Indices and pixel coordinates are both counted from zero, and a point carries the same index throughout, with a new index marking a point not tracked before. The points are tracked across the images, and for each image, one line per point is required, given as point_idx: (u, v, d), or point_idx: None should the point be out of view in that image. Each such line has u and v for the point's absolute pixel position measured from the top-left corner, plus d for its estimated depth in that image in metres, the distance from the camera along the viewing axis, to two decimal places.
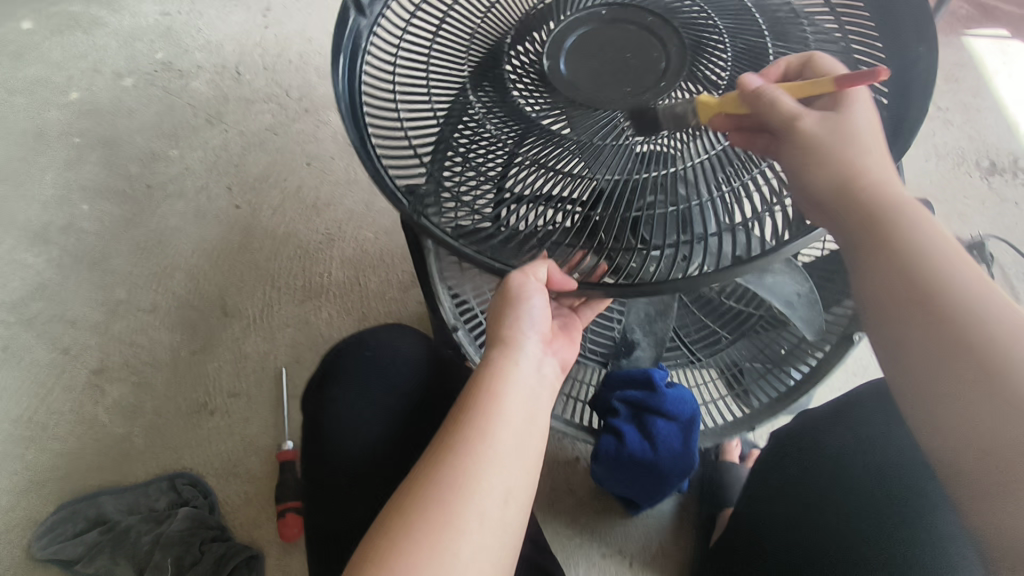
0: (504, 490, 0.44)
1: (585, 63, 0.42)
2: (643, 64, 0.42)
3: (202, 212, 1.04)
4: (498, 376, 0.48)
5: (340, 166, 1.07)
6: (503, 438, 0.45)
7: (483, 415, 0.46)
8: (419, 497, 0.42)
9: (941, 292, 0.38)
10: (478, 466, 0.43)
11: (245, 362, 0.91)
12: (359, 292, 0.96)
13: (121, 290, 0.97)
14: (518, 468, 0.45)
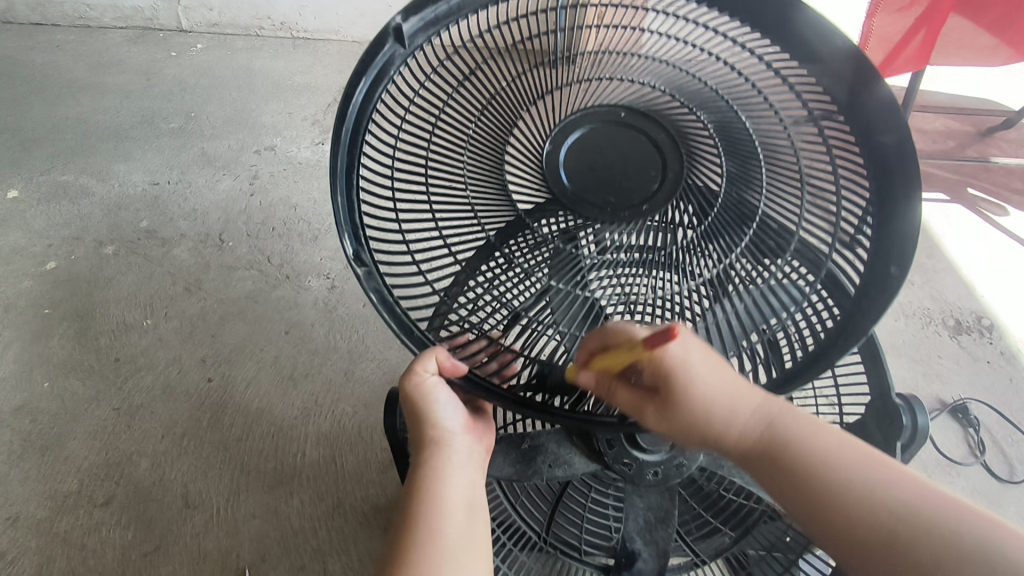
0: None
1: (583, 179, 0.41)
2: (638, 175, 0.41)
3: (171, 387, 0.99)
4: (432, 473, 0.49)
5: (320, 334, 1.05)
6: (452, 528, 0.47)
7: (427, 519, 0.47)
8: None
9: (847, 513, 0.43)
10: (434, 557, 0.46)
11: (203, 564, 0.82)
12: (335, 473, 0.90)
13: (74, 480, 0.90)
14: (466, 551, 0.47)
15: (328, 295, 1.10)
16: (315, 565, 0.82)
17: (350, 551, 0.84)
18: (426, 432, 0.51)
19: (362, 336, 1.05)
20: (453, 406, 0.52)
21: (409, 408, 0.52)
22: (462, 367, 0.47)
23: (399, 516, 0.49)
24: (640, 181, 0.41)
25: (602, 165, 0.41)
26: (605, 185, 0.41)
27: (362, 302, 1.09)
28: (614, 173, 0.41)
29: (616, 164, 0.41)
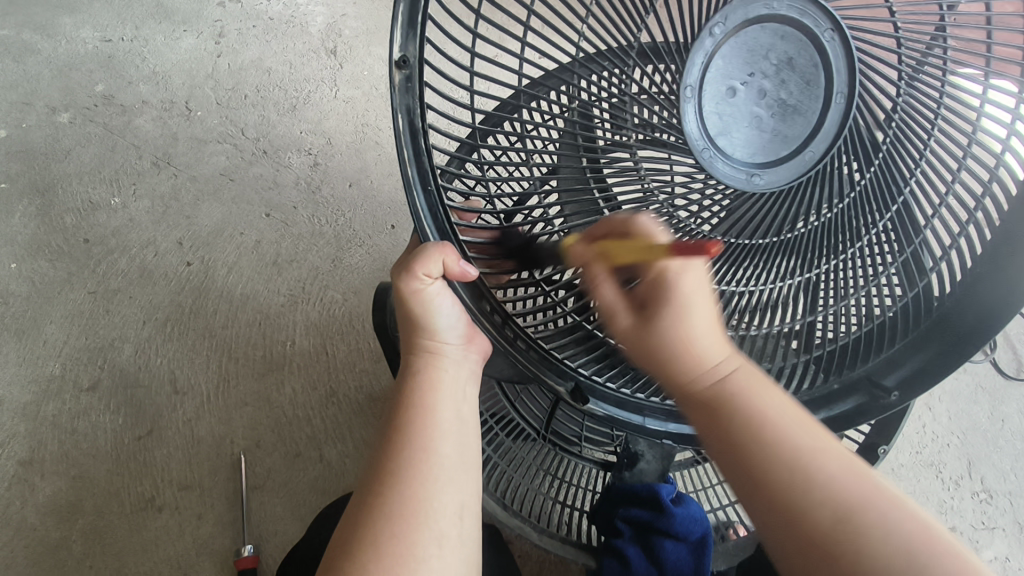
0: (455, 505, 0.42)
1: (727, 107, 0.34)
2: (780, 129, 0.35)
3: (148, 271, 0.93)
4: (422, 390, 0.44)
5: (304, 217, 0.97)
6: (443, 453, 0.43)
7: (420, 435, 0.43)
8: (366, 534, 0.40)
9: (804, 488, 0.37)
10: (424, 473, 0.42)
11: (198, 448, 0.81)
12: (326, 362, 0.87)
13: (56, 365, 0.87)
14: (456, 478, 0.43)
15: (311, 174, 1.00)
16: (310, 452, 0.82)
17: (344, 439, 0.83)
18: (420, 340, 0.45)
19: (349, 220, 0.97)
20: (454, 311, 0.44)
21: (403, 310, 0.45)
22: (472, 272, 0.39)
23: (386, 431, 0.45)
24: (779, 136, 0.35)
25: (751, 93, 0.34)
26: (749, 136, 0.35)
27: (348, 182, 0.99)
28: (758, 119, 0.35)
29: (764, 109, 0.35)
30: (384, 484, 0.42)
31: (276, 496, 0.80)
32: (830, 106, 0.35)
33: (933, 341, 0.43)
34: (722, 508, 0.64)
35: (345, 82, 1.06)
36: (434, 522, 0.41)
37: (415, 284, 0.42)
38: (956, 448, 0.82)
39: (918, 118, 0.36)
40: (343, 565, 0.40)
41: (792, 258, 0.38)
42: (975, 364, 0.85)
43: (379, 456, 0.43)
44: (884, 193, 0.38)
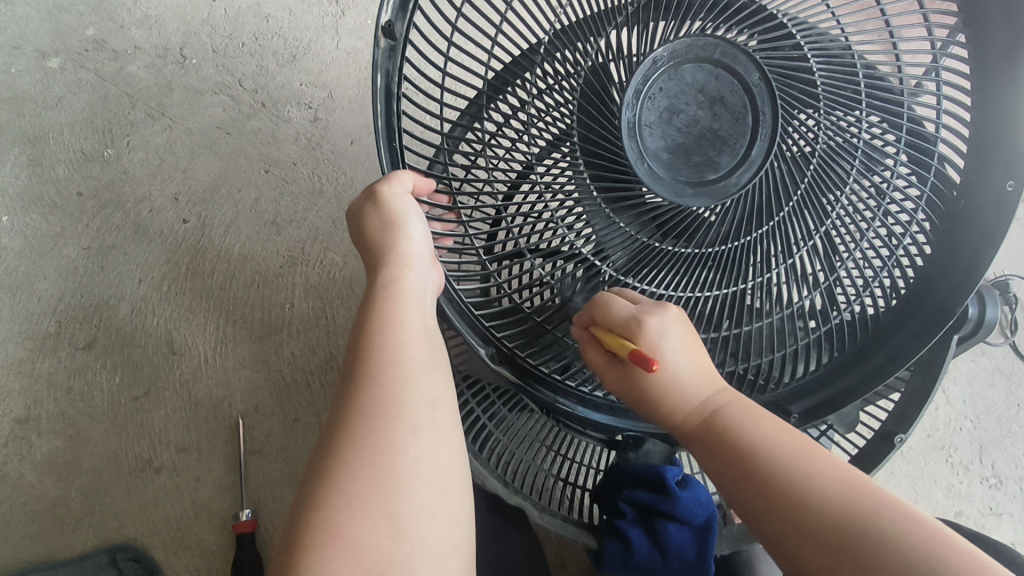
0: (432, 399, 0.38)
1: (664, 131, 0.42)
2: (720, 149, 0.43)
3: (143, 228, 0.90)
4: (387, 294, 0.40)
5: (304, 175, 0.93)
6: (412, 353, 0.39)
7: (384, 336, 0.39)
8: (335, 452, 0.35)
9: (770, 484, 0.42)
10: (396, 372, 0.38)
11: (195, 410, 0.80)
12: (326, 326, 0.85)
13: (51, 322, 0.85)
14: (423, 373, 0.38)
15: (311, 130, 0.96)
16: (309, 417, 0.81)
17: None
18: (381, 247, 0.41)
19: (350, 179, 0.93)
20: (423, 224, 0.41)
21: (359, 232, 0.43)
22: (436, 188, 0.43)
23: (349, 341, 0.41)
24: (711, 155, 0.42)
25: (686, 120, 0.43)
26: (687, 154, 0.42)
27: (350, 140, 0.95)
28: (698, 138, 0.43)
29: (706, 130, 0.43)
30: (353, 399, 0.37)
31: (274, 461, 0.78)
32: (758, 140, 0.42)
33: (892, 334, 0.49)
34: (731, 488, 0.62)
35: (348, 31, 1.00)
36: (410, 418, 0.36)
37: (380, 200, 0.40)
38: (969, 432, 0.80)
39: (848, 143, 0.42)
40: (317, 480, 0.35)
41: (712, 270, 0.45)
42: (996, 347, 0.82)
43: (342, 386, 0.38)
44: (826, 205, 0.43)
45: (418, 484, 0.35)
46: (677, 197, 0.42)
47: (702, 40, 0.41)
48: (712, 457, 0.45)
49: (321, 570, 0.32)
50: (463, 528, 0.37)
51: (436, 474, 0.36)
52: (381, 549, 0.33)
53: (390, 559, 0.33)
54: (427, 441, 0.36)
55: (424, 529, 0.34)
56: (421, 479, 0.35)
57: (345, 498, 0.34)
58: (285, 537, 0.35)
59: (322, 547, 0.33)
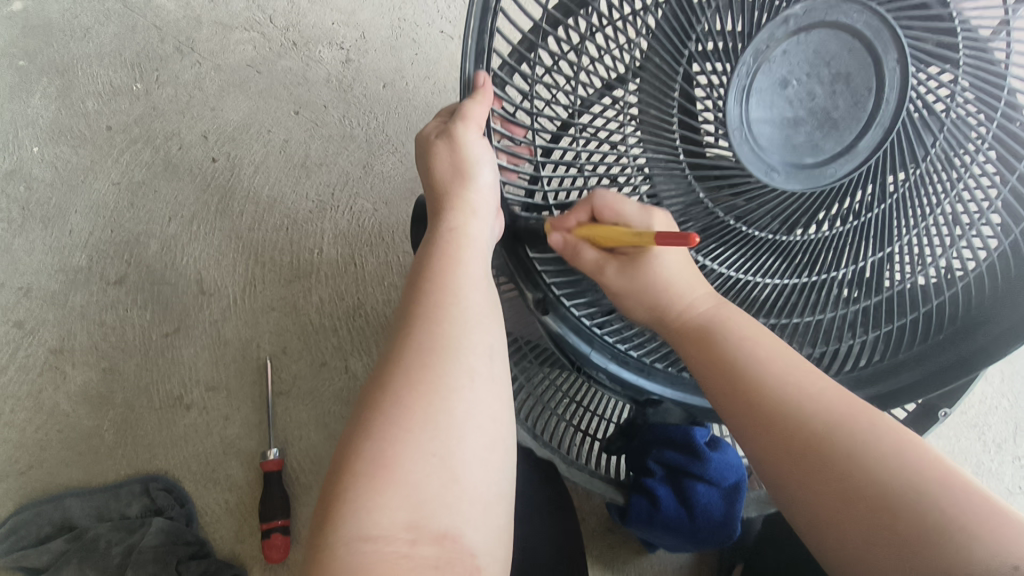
0: (489, 347, 0.38)
1: (773, 101, 0.40)
2: (829, 127, 0.40)
3: (173, 165, 0.89)
4: (450, 240, 0.40)
5: (334, 118, 0.91)
6: (471, 300, 0.38)
7: (444, 280, 0.38)
8: (390, 387, 0.35)
9: (759, 378, 0.43)
10: (456, 319, 0.37)
11: (224, 349, 0.81)
12: (354, 273, 0.84)
13: (82, 256, 0.85)
14: (480, 319, 0.38)
15: (342, 71, 0.93)
16: (336, 362, 0.81)
17: (372, 351, 0.82)
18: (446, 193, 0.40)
19: (381, 124, 0.91)
20: (492, 174, 0.41)
21: (426, 172, 0.43)
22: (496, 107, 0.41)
23: (407, 284, 0.40)
24: (818, 136, 0.40)
25: (801, 92, 0.40)
26: (795, 129, 0.40)
27: (383, 83, 0.92)
28: (809, 113, 0.40)
29: (822, 106, 0.40)
30: (411, 337, 0.36)
31: (302, 403, 0.79)
32: (868, 129, 0.40)
33: (935, 359, 0.46)
34: (759, 454, 0.61)
35: None
36: (468, 362, 0.36)
37: (451, 141, 0.39)
38: (1004, 411, 0.80)
39: (954, 135, 0.39)
40: (369, 412, 0.34)
41: (777, 257, 0.43)
42: None
43: (399, 324, 0.38)
44: (914, 202, 0.41)
45: (470, 428, 0.34)
46: (764, 175, 0.40)
47: (850, 5, 0.38)
48: (697, 348, 0.45)
49: (368, 500, 0.32)
50: (508, 479, 0.36)
51: (487, 421, 0.35)
52: (429, 486, 0.32)
53: (440, 492, 0.33)
54: (482, 391, 0.36)
55: (472, 471, 0.34)
56: (474, 425, 0.35)
57: (398, 436, 0.33)
58: (333, 467, 0.34)
59: (372, 477, 0.32)
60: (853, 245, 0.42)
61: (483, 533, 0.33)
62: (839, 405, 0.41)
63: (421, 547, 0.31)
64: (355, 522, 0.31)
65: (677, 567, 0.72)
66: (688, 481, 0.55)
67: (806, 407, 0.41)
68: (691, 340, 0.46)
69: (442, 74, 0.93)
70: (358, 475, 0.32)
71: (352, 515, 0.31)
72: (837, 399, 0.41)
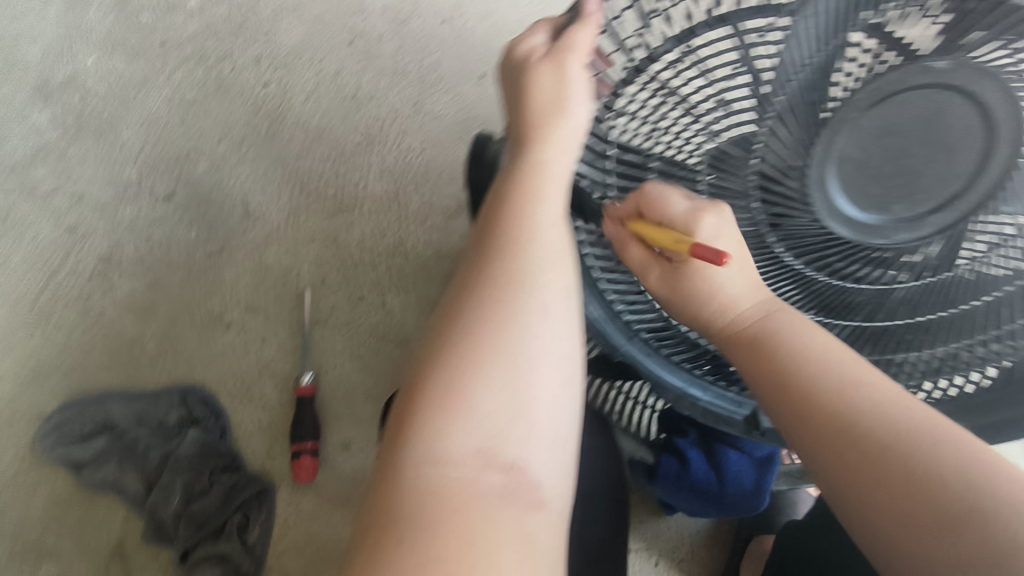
0: (564, 286, 0.36)
1: (856, 153, 0.42)
2: (907, 185, 0.42)
3: (224, 85, 0.89)
4: (531, 174, 0.37)
5: (388, 51, 0.89)
6: (550, 234, 0.36)
7: (523, 212, 0.36)
8: (463, 320, 0.34)
9: (795, 375, 0.40)
10: (534, 253, 0.35)
11: (265, 275, 0.82)
12: (397, 211, 0.84)
13: (133, 170, 0.86)
14: (559, 259, 0.36)
15: (400, 4, 0.90)
16: (373, 298, 0.81)
17: (409, 290, 0.82)
18: (531, 120, 0.38)
19: (436, 62, 0.89)
20: (584, 109, 0.38)
21: (508, 97, 0.40)
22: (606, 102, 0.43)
23: (483, 214, 0.38)
24: (891, 195, 0.42)
25: (897, 147, 0.41)
26: (875, 181, 0.42)
27: (441, 19, 0.90)
28: (895, 168, 0.42)
29: (911, 167, 0.42)
30: (486, 270, 0.35)
31: (337, 334, 0.80)
32: (941, 208, 0.42)
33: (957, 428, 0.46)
34: None
35: None
36: (539, 297, 0.35)
37: (545, 78, 0.37)
38: None
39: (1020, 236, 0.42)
40: (441, 344, 0.34)
41: (797, 290, 0.47)
42: None
43: (473, 256, 0.37)
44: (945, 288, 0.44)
45: (540, 363, 0.34)
46: (825, 220, 0.43)
47: (987, 81, 0.39)
48: (747, 353, 0.42)
49: (437, 428, 0.32)
50: (575, 418, 0.35)
51: (559, 358, 0.34)
52: (500, 418, 0.32)
53: (508, 424, 0.32)
54: (554, 326, 0.35)
55: (541, 410, 0.33)
56: (545, 360, 0.34)
57: (472, 371, 0.33)
58: (403, 389, 0.34)
59: (442, 404, 0.32)
60: (867, 308, 0.46)
61: (552, 466, 0.33)
62: (879, 389, 0.39)
63: (488, 478, 0.31)
64: (424, 447, 0.31)
65: (693, 531, 0.72)
66: (720, 449, 0.55)
67: (842, 393, 0.39)
68: (752, 350, 0.42)
69: (502, 15, 0.90)
70: (426, 404, 0.32)
71: (422, 442, 0.32)
72: (870, 386, 0.39)
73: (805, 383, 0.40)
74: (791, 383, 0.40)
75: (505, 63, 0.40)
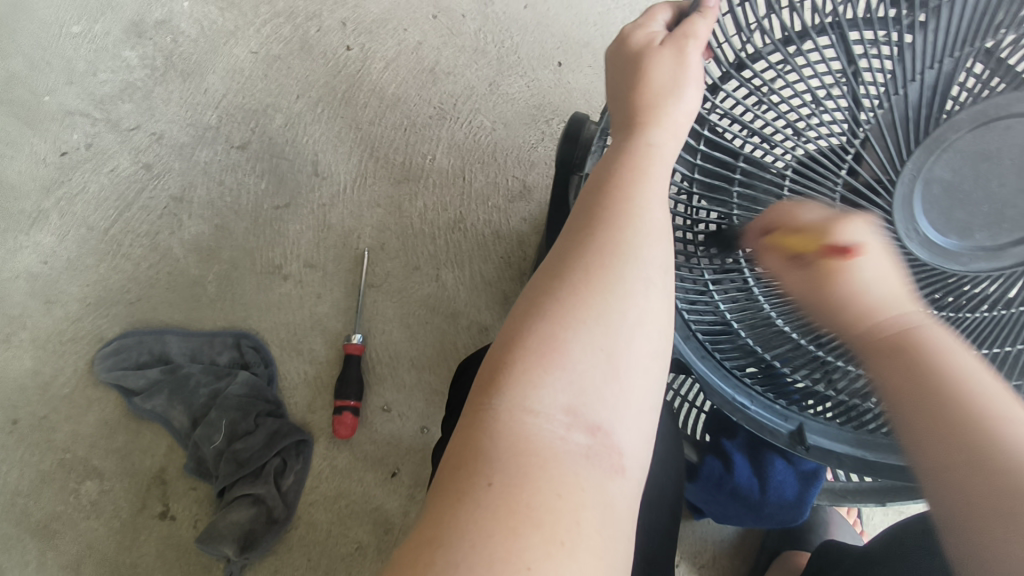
0: (664, 263, 0.37)
1: (951, 170, 0.36)
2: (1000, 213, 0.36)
3: (309, 45, 0.91)
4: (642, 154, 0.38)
5: (471, 29, 0.90)
6: (655, 213, 0.37)
7: (631, 189, 0.37)
8: (566, 285, 0.36)
9: (949, 398, 0.36)
10: (639, 227, 0.37)
11: (327, 233, 0.84)
12: (461, 187, 0.85)
13: (213, 116, 0.88)
14: (655, 242, 0.37)
15: None
16: (428, 268, 0.82)
17: (463, 265, 0.83)
18: (646, 102, 0.39)
19: (517, 45, 0.89)
20: (696, 98, 0.39)
21: (619, 79, 0.41)
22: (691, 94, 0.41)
23: (588, 184, 0.40)
24: (979, 220, 0.37)
25: (1001, 171, 0.36)
26: (964, 204, 0.37)
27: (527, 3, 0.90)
28: (992, 193, 0.37)
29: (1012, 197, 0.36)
30: (591, 240, 0.37)
31: (389, 299, 0.82)
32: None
33: None
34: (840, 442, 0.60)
35: None
36: (641, 270, 0.36)
37: (663, 60, 0.39)
38: None
39: None
40: (542, 305, 0.35)
41: None
42: None
43: (576, 226, 0.38)
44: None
45: (635, 333, 0.35)
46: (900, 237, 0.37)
47: None
48: (889, 370, 0.38)
49: (533, 382, 0.33)
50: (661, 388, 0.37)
51: (653, 331, 0.36)
52: (592, 378, 0.34)
53: (600, 385, 0.34)
54: (652, 299, 0.36)
55: (633, 375, 0.35)
56: (639, 330, 0.35)
57: (571, 332, 0.34)
58: (500, 340, 0.36)
59: (538, 360, 0.34)
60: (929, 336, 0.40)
61: (633, 432, 0.34)
62: None
63: (576, 433, 0.33)
64: (518, 396, 0.33)
65: (720, 540, 0.72)
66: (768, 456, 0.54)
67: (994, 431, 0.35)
68: (891, 363, 0.38)
69: (588, 5, 0.90)
70: (523, 359, 0.34)
71: (517, 394, 0.33)
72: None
73: (959, 411, 0.36)
74: (939, 411, 0.36)
75: (619, 47, 0.41)
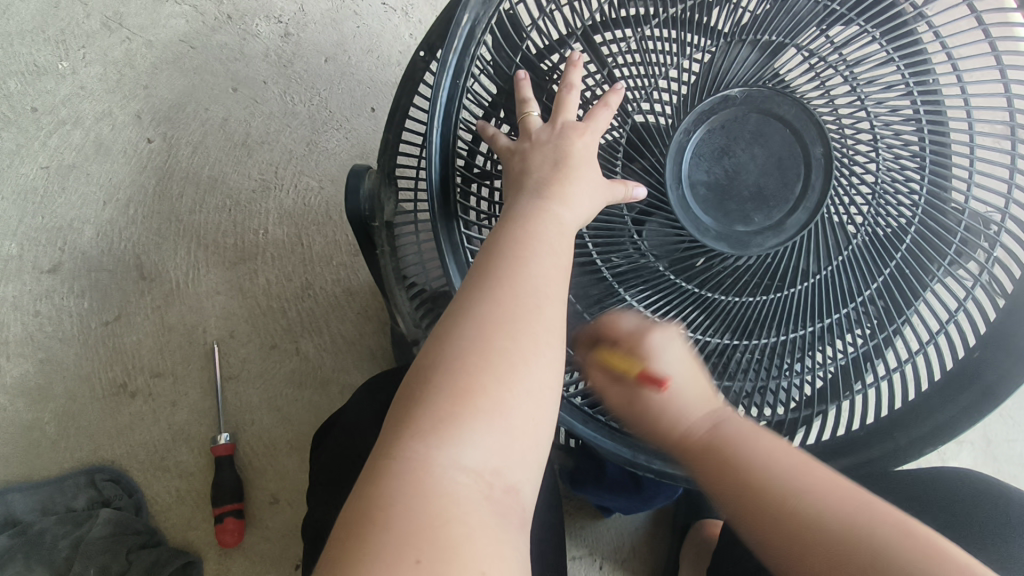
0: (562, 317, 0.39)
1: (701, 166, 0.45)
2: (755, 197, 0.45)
3: (104, 146, 0.85)
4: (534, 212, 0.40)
5: (275, 94, 0.88)
6: (552, 262, 0.39)
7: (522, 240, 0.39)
8: (479, 341, 0.36)
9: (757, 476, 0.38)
10: (540, 281, 0.38)
11: (169, 336, 0.79)
12: (301, 253, 0.83)
13: (12, 245, 0.81)
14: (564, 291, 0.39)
15: (282, 46, 0.89)
16: (287, 344, 0.80)
17: (323, 332, 0.81)
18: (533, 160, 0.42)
19: (324, 100, 0.89)
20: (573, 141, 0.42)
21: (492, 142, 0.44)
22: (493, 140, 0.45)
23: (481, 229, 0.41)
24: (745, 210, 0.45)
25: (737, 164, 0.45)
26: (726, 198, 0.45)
27: (325, 57, 0.90)
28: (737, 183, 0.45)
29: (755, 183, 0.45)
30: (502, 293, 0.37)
31: (252, 387, 0.78)
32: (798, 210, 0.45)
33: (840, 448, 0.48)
34: None
35: None
36: (548, 324, 0.38)
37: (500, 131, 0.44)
38: None
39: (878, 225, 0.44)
40: (458, 359, 0.35)
41: (701, 312, 0.45)
42: None
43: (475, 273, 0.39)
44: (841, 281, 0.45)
45: (544, 389, 0.37)
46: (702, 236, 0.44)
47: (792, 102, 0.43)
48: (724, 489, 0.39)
49: (449, 440, 0.33)
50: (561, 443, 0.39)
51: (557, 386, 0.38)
52: (503, 435, 0.34)
53: (510, 443, 0.35)
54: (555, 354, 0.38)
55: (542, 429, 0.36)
56: (547, 388, 0.37)
57: (487, 388, 0.35)
58: (413, 390, 0.35)
59: (456, 416, 0.34)
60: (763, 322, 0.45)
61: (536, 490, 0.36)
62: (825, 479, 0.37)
63: (489, 492, 0.33)
64: (433, 453, 0.33)
65: (631, 527, 0.74)
66: None
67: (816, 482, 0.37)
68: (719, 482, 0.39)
69: (386, 47, 0.90)
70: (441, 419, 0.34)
71: (432, 451, 0.33)
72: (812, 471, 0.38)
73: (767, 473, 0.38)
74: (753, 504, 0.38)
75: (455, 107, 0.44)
